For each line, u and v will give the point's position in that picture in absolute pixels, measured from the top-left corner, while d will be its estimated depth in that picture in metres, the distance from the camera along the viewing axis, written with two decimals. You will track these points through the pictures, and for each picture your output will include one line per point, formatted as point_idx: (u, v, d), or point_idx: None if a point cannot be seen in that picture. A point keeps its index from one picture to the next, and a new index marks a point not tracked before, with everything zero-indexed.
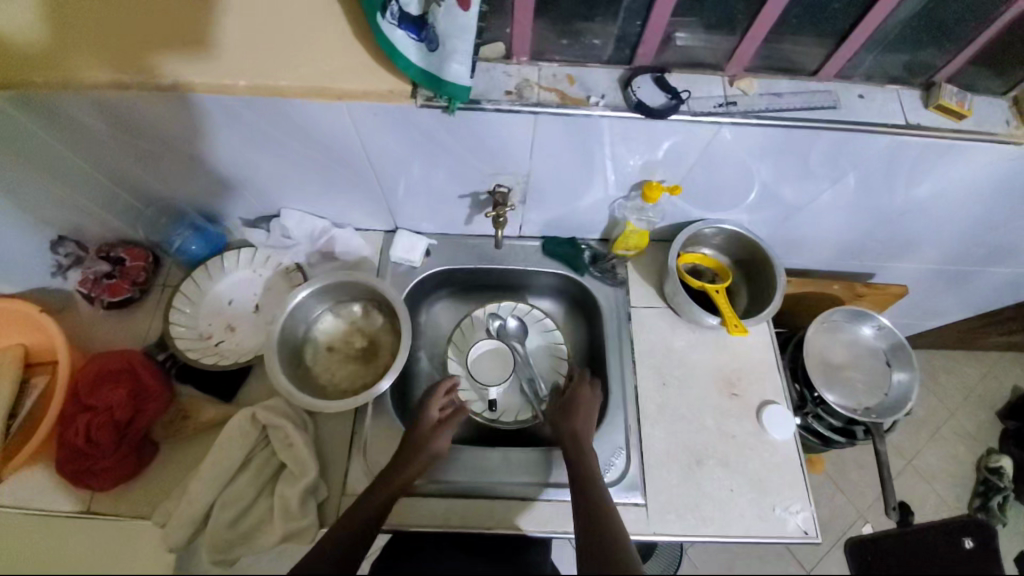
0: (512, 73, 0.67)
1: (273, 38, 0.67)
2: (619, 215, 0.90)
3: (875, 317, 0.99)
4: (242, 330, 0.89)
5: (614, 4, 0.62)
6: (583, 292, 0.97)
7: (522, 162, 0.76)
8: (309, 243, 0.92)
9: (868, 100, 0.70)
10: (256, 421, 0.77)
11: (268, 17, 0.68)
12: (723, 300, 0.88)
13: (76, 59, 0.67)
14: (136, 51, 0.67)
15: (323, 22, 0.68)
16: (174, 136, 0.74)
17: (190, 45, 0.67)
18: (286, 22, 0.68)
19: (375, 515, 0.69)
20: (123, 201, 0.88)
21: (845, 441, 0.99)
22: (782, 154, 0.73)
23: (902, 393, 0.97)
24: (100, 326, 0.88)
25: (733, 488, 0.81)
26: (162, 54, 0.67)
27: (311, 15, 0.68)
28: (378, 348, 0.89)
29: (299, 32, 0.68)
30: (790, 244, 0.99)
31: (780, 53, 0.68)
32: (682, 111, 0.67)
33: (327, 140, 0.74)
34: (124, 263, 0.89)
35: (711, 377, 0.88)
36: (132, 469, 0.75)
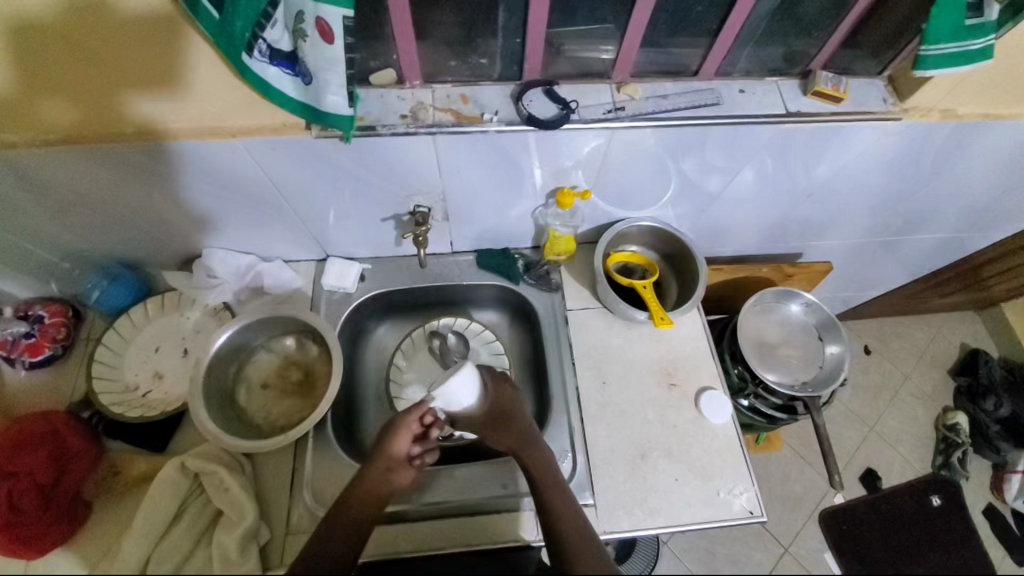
0: (406, 96, 0.69)
1: (128, 76, 0.61)
2: (543, 223, 0.92)
3: (801, 295, 1.03)
4: (171, 376, 0.86)
5: (490, 25, 0.65)
6: (520, 300, 0.98)
7: (434, 180, 0.77)
8: (236, 280, 0.91)
9: (750, 94, 0.74)
10: (186, 469, 0.75)
11: (89, 43, 0.57)
12: (650, 295, 0.91)
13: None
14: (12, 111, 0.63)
15: (158, 42, 0.58)
16: (72, 190, 0.73)
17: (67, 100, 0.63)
18: (115, 47, 0.58)
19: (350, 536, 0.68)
20: (36, 259, 0.85)
21: (788, 417, 1.01)
22: (684, 149, 0.76)
23: (834, 364, 1.00)
24: (21, 389, 0.85)
25: (678, 477, 0.82)
26: (42, 113, 0.64)
27: (134, 31, 0.57)
28: (314, 377, 0.89)
29: (146, 63, 0.60)
30: (717, 233, 1.02)
31: (661, 56, 0.72)
32: (574, 120, 0.69)
33: (231, 178, 0.74)
34: (42, 321, 0.86)
35: (649, 370, 0.90)
36: None
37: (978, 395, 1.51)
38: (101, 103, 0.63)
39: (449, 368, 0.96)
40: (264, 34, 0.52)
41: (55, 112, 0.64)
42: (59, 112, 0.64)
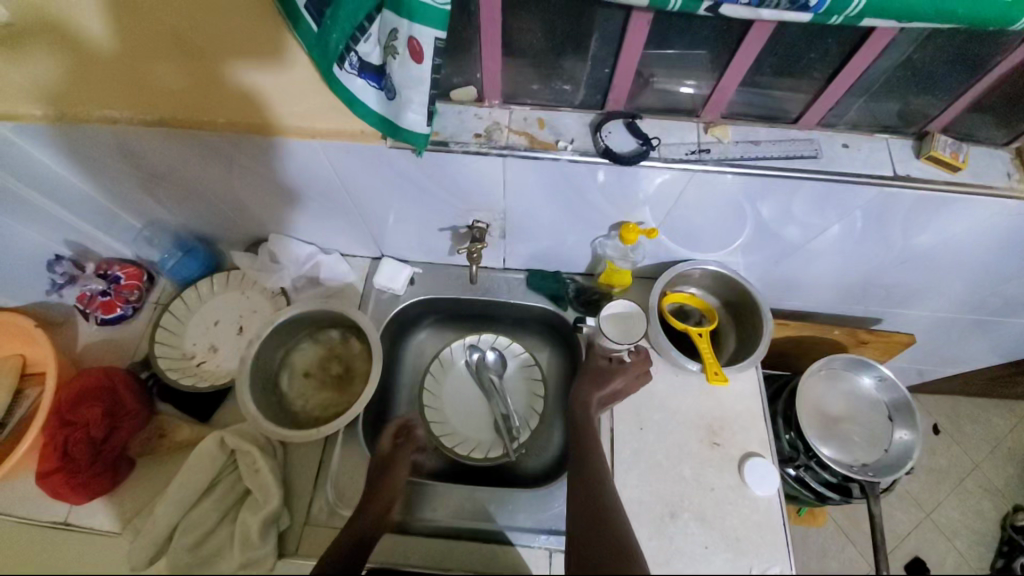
0: (483, 115, 0.68)
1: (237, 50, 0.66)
2: (601, 253, 0.89)
3: (877, 367, 0.93)
4: (224, 351, 0.90)
5: (580, 52, 0.62)
6: (565, 327, 0.96)
7: (497, 199, 0.76)
8: (296, 268, 0.93)
9: (853, 150, 0.67)
10: (224, 445, 0.78)
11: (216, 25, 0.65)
12: (705, 345, 0.85)
13: (65, 88, 0.69)
14: (121, 81, 0.68)
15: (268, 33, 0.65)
16: (161, 166, 0.78)
17: (169, 75, 0.68)
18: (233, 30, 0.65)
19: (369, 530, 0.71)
20: (124, 222, 0.92)
21: (840, 498, 0.92)
22: (768, 197, 0.70)
23: (904, 451, 0.89)
24: (92, 341, 0.91)
25: (708, 545, 0.76)
26: (147, 86, 0.69)
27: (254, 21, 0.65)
28: (353, 375, 0.90)
29: (254, 40, 0.65)
30: (786, 287, 0.95)
31: (757, 99, 0.67)
32: (653, 157, 0.66)
33: (306, 174, 0.76)
34: (119, 282, 0.93)
35: (692, 425, 0.84)
36: (105, 487, 0.77)
37: None
38: (201, 85, 0.68)
39: (485, 386, 0.95)
40: (357, 47, 0.54)
41: (158, 84, 0.69)
42: (160, 88, 0.69)
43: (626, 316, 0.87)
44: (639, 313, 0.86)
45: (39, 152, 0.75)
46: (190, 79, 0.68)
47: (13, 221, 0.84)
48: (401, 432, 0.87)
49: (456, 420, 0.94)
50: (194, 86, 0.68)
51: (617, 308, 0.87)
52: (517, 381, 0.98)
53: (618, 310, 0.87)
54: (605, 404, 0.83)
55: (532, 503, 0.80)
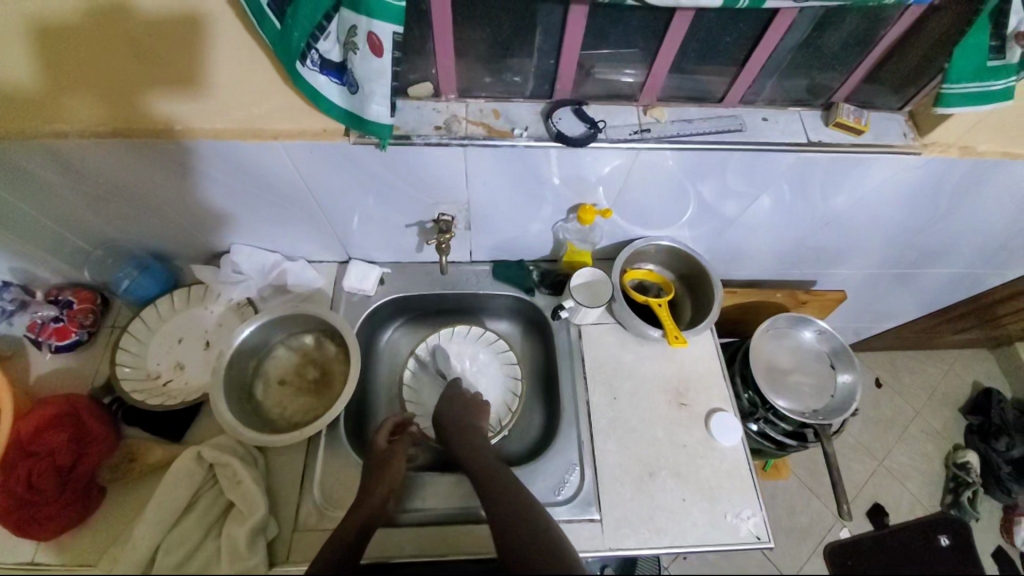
0: (441, 109, 0.72)
1: (179, 44, 0.65)
2: (562, 238, 0.94)
3: (815, 322, 1.03)
4: (192, 367, 0.88)
5: (527, 45, 0.67)
6: (534, 312, 1.00)
7: (460, 191, 0.80)
8: (261, 278, 0.93)
9: (772, 122, 0.76)
10: (201, 459, 0.77)
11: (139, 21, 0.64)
12: (665, 313, 0.92)
13: (2, 109, 0.67)
14: (56, 99, 0.67)
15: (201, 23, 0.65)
16: (116, 181, 0.76)
17: (106, 83, 0.67)
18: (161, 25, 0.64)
19: (355, 532, 0.69)
20: (72, 245, 0.88)
21: (798, 444, 1.01)
22: (704, 172, 0.78)
23: (846, 394, 0.99)
24: (45, 371, 0.87)
25: (686, 497, 0.82)
26: (83, 96, 0.67)
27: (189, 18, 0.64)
28: (330, 377, 0.90)
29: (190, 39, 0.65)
30: (732, 256, 1.04)
31: (687, 82, 0.74)
32: (600, 138, 0.72)
33: (269, 180, 0.77)
34: (72, 306, 0.90)
35: (660, 390, 0.90)
36: (75, 518, 0.73)
37: (991, 434, 1.48)
38: (138, 92, 0.67)
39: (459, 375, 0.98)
40: (317, 44, 0.57)
41: (98, 94, 0.67)
42: (99, 96, 0.67)
43: (589, 278, 0.93)
44: (604, 277, 0.93)
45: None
46: (127, 84, 0.67)
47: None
48: (397, 430, 0.86)
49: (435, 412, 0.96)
50: (133, 90, 0.67)
51: (585, 276, 0.93)
52: (494, 370, 1.00)
53: (584, 278, 0.93)
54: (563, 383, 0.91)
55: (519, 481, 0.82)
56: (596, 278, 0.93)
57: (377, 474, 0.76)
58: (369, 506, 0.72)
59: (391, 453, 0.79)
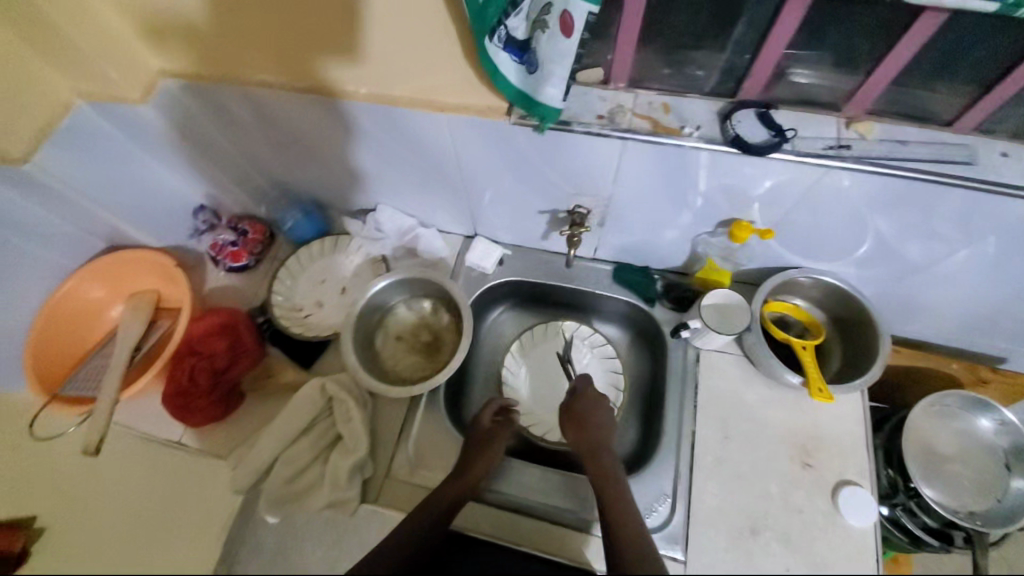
0: (607, 98, 0.68)
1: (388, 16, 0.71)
2: (701, 251, 0.86)
3: (998, 409, 0.84)
4: (328, 306, 0.98)
5: (722, 37, 0.61)
6: (651, 324, 0.93)
7: (606, 185, 0.76)
8: (397, 238, 1.00)
9: (1012, 160, 0.61)
10: (323, 391, 0.84)
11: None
12: (809, 359, 0.80)
13: (215, 49, 0.76)
14: (262, 48, 0.75)
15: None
16: (300, 130, 0.85)
17: (313, 42, 0.73)
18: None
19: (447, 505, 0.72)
20: (254, 181, 1.01)
21: (939, 545, 0.83)
22: (904, 206, 0.65)
23: (1021, 502, 0.80)
24: (216, 285, 1.03)
25: (790, 568, 0.72)
26: (282, 48, 0.74)
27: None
28: (441, 344, 0.94)
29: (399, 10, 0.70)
30: (903, 309, 0.88)
31: (910, 97, 0.62)
32: (785, 150, 0.63)
33: (425, 148, 0.80)
34: (246, 235, 1.03)
35: (782, 442, 0.79)
36: (219, 414, 0.86)
37: None
38: (338, 54, 0.73)
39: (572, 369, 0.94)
40: (507, 20, 0.55)
41: (304, 52, 0.74)
42: (295, 49, 0.74)
43: (726, 299, 0.83)
44: (743, 304, 0.83)
45: (180, 99, 0.83)
46: (331, 45, 0.72)
47: (157, 165, 0.95)
48: (501, 412, 0.85)
49: (532, 402, 0.95)
50: (335, 52, 0.73)
51: (719, 297, 0.83)
52: (596, 374, 0.97)
53: (717, 300, 0.83)
54: (670, 405, 0.85)
55: None
56: (732, 301, 0.83)
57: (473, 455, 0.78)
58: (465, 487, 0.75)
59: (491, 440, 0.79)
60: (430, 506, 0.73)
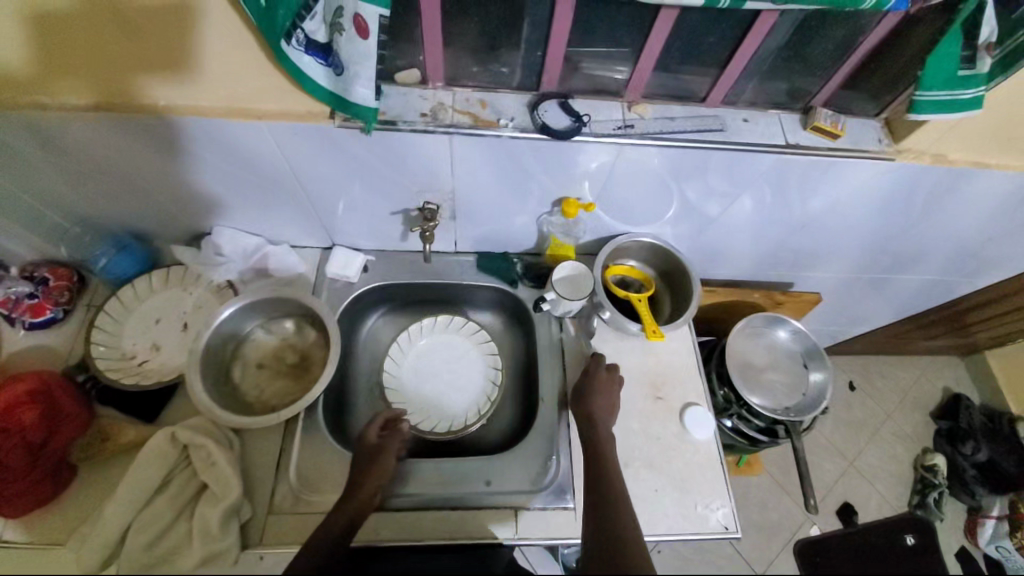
0: (427, 96, 0.72)
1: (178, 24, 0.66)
2: (546, 230, 0.95)
3: (790, 321, 1.06)
4: (168, 348, 0.87)
5: (515, 36, 0.68)
6: (517, 304, 1.00)
7: (445, 180, 0.80)
8: (242, 261, 0.92)
9: (752, 123, 0.78)
10: (175, 440, 0.76)
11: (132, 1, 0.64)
12: (644, 309, 0.93)
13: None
14: (35, 75, 0.67)
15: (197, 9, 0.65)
16: (98, 159, 0.75)
17: (95, 60, 0.67)
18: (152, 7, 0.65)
19: (341, 526, 0.69)
20: (46, 222, 0.87)
21: (769, 440, 1.03)
22: (687, 171, 0.80)
23: (818, 392, 1.02)
24: (14, 348, 0.86)
25: (658, 488, 0.83)
26: (60, 72, 0.67)
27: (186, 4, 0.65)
28: (310, 362, 0.90)
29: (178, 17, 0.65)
30: (712, 256, 1.06)
31: (671, 81, 0.76)
32: (584, 133, 0.73)
33: (254, 161, 0.77)
34: (47, 283, 0.88)
35: (637, 383, 0.92)
36: (47, 494, 0.73)
37: (957, 438, 1.52)
38: (124, 72, 0.67)
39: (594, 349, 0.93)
40: (303, 24, 0.57)
41: (85, 70, 0.67)
42: (77, 68, 0.67)
43: (574, 270, 0.94)
44: (585, 271, 0.94)
45: None
46: (118, 62, 0.67)
47: None
48: (388, 425, 0.84)
49: (417, 401, 0.96)
50: (120, 68, 0.67)
51: (565, 271, 0.93)
52: (476, 360, 1.01)
53: (565, 273, 0.94)
54: (542, 374, 0.92)
55: (499, 469, 0.83)
56: (578, 272, 0.94)
57: (364, 468, 0.76)
58: (358, 499, 0.73)
59: (379, 454, 0.78)
60: (328, 526, 0.69)
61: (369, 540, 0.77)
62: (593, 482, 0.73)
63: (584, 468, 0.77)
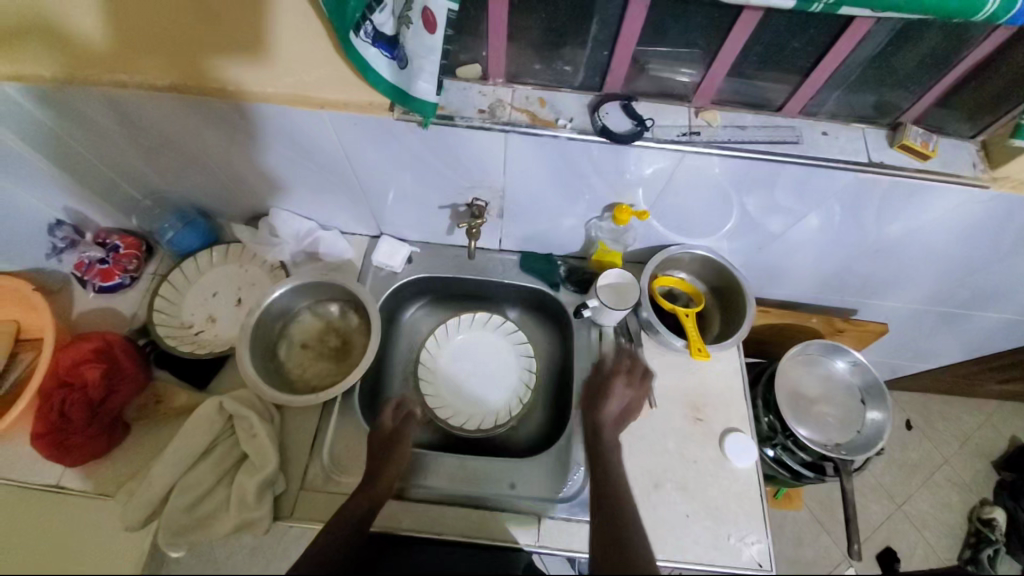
0: (486, 93, 0.71)
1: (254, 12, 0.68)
2: (594, 235, 0.92)
3: (850, 352, 0.98)
4: (222, 321, 0.92)
5: (582, 35, 0.66)
6: (558, 308, 0.99)
7: (497, 178, 0.79)
8: (295, 243, 0.95)
9: (832, 137, 0.72)
10: (222, 409, 0.79)
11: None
12: (691, 325, 0.90)
13: (69, 54, 0.70)
14: (113, 50, 0.70)
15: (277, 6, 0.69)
16: (169, 137, 0.79)
17: (171, 43, 0.70)
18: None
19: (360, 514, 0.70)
20: (122, 192, 0.93)
21: (814, 477, 0.96)
22: (752, 184, 0.75)
23: (875, 431, 0.94)
24: (87, 308, 0.93)
25: (689, 513, 0.80)
26: (138, 52, 0.70)
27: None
28: (351, 347, 0.92)
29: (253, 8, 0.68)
30: (769, 274, 1.00)
31: (744, 88, 0.71)
32: (647, 137, 0.70)
33: (312, 148, 0.78)
34: (118, 250, 0.94)
35: (676, 401, 0.88)
36: (101, 448, 0.78)
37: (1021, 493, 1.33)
38: (189, 47, 0.69)
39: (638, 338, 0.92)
40: (372, 16, 0.57)
41: (160, 51, 0.70)
42: (156, 47, 0.70)
43: (620, 278, 0.90)
44: (632, 281, 0.90)
45: (21, 105, 0.74)
46: (190, 44, 0.70)
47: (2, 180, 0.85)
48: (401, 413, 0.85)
49: (449, 396, 0.96)
50: (192, 51, 0.70)
51: (611, 278, 0.90)
52: (510, 360, 1.00)
53: (612, 280, 0.90)
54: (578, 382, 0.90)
55: (524, 472, 0.82)
56: (624, 280, 0.90)
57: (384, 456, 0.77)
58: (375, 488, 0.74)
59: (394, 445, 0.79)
60: (346, 509, 0.70)
61: (392, 530, 0.78)
62: (616, 493, 0.70)
63: (612, 472, 0.73)
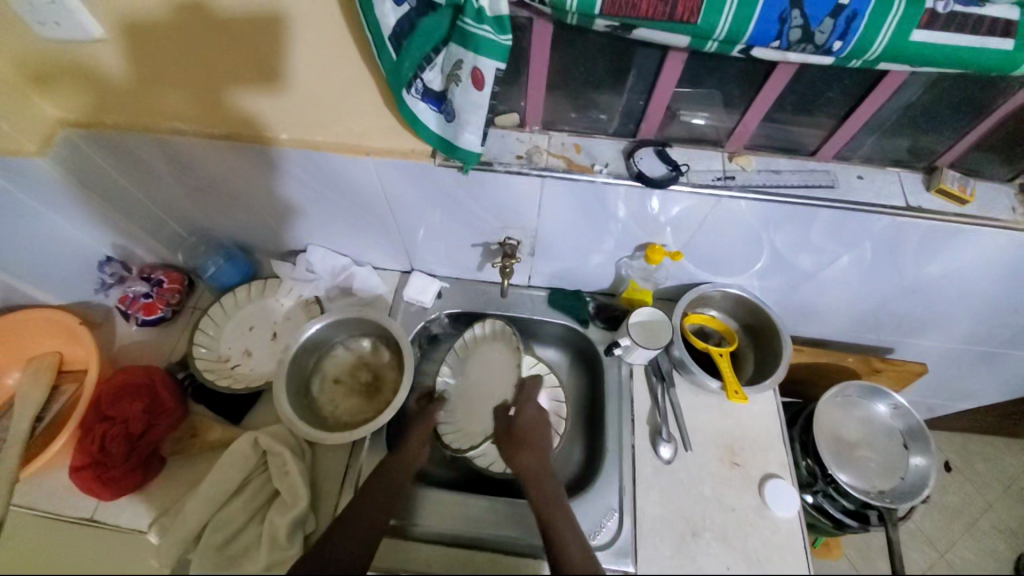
0: (524, 139, 0.74)
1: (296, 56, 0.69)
2: (625, 273, 0.93)
3: (893, 395, 0.95)
4: (259, 354, 0.94)
5: (619, 85, 0.68)
6: (587, 344, 0.98)
7: (531, 218, 0.81)
8: (331, 278, 0.99)
9: (868, 181, 0.72)
10: (256, 446, 0.80)
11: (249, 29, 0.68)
12: (725, 364, 0.88)
13: (128, 101, 0.75)
14: (164, 96, 0.74)
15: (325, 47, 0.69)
16: (216, 178, 0.83)
17: (217, 90, 0.72)
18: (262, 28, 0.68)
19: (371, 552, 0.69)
20: (169, 230, 0.98)
21: (858, 526, 0.90)
22: (786, 227, 0.75)
23: (919, 478, 0.90)
24: (129, 341, 0.96)
25: (729, 565, 0.76)
26: (188, 98, 0.74)
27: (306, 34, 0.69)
28: (382, 383, 0.93)
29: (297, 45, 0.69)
30: (803, 312, 0.99)
31: (776, 134, 0.72)
32: (682, 182, 0.71)
33: (354, 189, 0.81)
34: (162, 285, 0.97)
35: (711, 443, 0.86)
36: (137, 483, 0.79)
37: None
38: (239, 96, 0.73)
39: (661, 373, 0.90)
40: (423, 74, 0.60)
41: (208, 98, 0.73)
42: (203, 92, 0.73)
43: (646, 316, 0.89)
44: (664, 318, 0.89)
45: (84, 150, 0.79)
46: (235, 91, 0.72)
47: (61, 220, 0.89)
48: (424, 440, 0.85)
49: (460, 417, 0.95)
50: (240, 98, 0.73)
51: (645, 314, 0.89)
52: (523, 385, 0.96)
53: (644, 317, 0.89)
54: (609, 421, 0.88)
55: None
56: (656, 317, 0.89)
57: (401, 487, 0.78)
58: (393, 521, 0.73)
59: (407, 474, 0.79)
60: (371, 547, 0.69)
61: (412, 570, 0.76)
62: None
63: None
